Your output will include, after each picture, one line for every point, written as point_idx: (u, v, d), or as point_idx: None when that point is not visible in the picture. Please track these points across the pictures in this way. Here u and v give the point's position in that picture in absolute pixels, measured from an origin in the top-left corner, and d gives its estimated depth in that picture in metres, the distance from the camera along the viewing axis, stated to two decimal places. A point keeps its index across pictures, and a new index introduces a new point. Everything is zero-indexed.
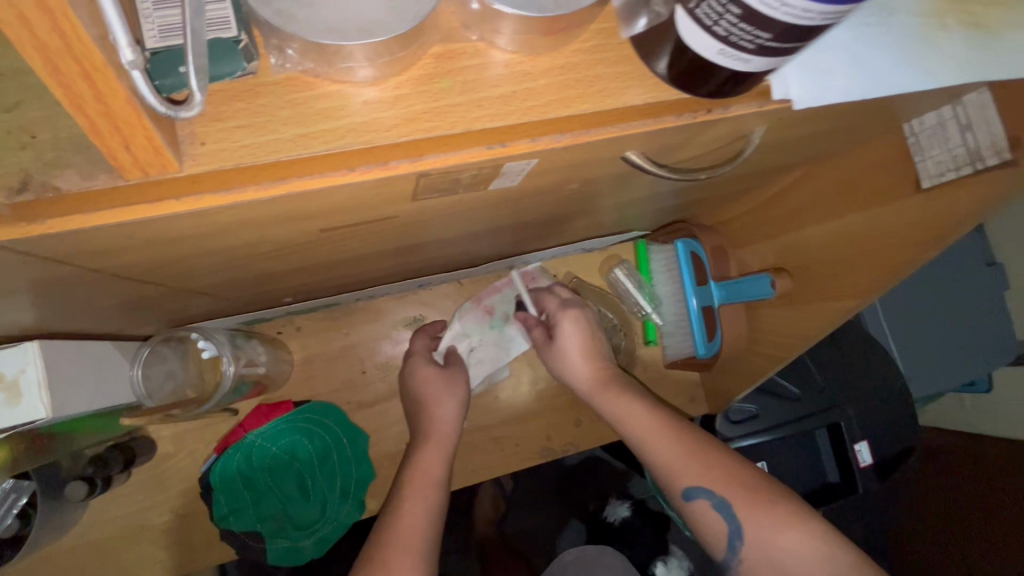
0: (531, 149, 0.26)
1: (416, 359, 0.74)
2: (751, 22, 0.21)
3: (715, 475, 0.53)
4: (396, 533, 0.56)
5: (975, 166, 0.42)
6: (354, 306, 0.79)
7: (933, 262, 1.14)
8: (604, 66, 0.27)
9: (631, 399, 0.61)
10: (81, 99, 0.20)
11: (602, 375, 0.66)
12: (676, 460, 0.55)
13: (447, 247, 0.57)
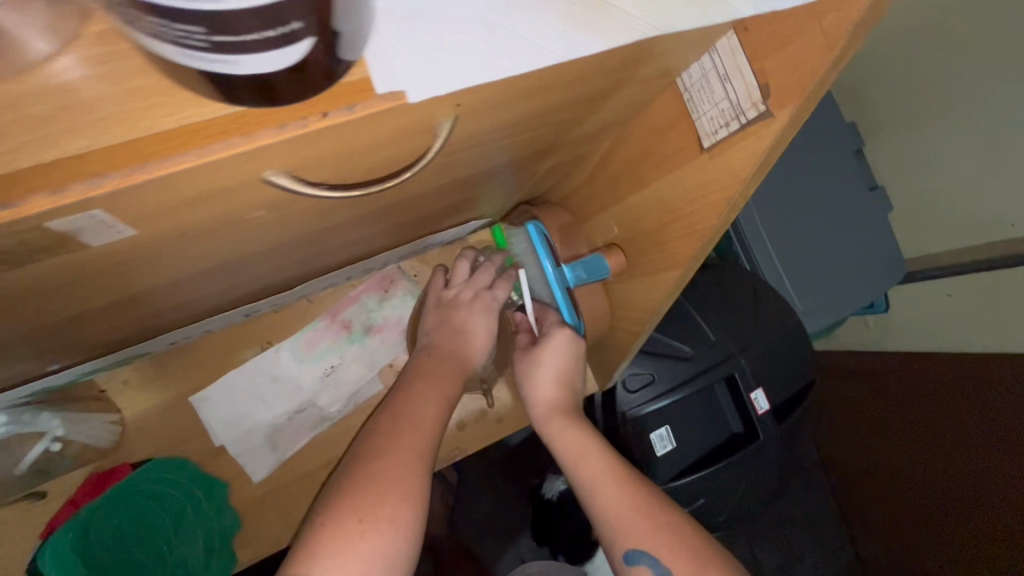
0: (59, 203, 0.20)
1: (482, 296, 0.67)
2: (162, 15, 0.15)
3: (661, 541, 0.49)
4: (399, 439, 0.50)
5: (739, 121, 0.38)
6: (184, 346, 0.70)
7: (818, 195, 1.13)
8: (143, 88, 0.21)
9: (593, 440, 0.59)
10: None
11: (564, 408, 0.63)
12: (620, 513, 0.52)
13: (226, 279, 0.50)
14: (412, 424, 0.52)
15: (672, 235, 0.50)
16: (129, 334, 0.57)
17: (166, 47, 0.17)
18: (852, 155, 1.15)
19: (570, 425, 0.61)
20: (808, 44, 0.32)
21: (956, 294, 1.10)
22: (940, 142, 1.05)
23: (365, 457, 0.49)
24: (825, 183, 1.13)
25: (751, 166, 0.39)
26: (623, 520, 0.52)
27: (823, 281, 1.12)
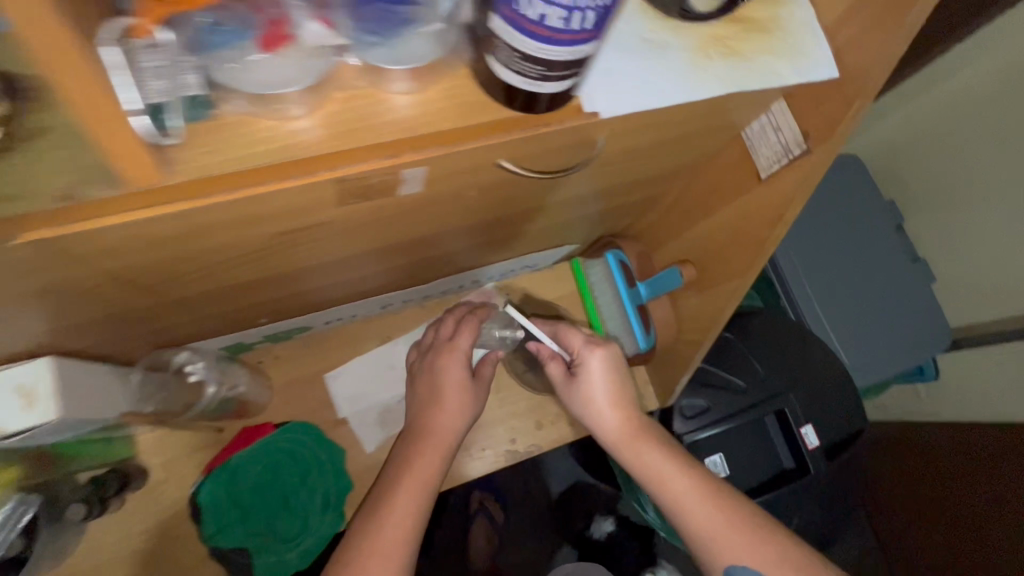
0: (417, 158, 0.38)
1: (450, 355, 0.73)
2: (529, 60, 0.32)
3: (758, 557, 0.56)
4: (374, 546, 0.58)
5: (788, 156, 0.54)
6: (325, 333, 0.87)
7: (865, 259, 1.24)
8: (462, 98, 0.38)
9: (667, 462, 0.62)
10: (97, 117, 0.27)
11: (629, 432, 0.66)
12: (718, 530, 0.58)
13: (395, 265, 0.66)
14: (388, 528, 0.60)
15: (733, 251, 0.65)
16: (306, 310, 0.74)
17: (513, 75, 0.34)
18: (890, 228, 1.27)
19: (642, 448, 0.64)
20: (836, 105, 0.48)
21: (1006, 362, 1.15)
22: (975, 216, 1.16)
23: (353, 553, 0.58)
24: (868, 251, 1.25)
25: (799, 191, 0.54)
26: (718, 535, 0.58)
27: (870, 340, 1.21)
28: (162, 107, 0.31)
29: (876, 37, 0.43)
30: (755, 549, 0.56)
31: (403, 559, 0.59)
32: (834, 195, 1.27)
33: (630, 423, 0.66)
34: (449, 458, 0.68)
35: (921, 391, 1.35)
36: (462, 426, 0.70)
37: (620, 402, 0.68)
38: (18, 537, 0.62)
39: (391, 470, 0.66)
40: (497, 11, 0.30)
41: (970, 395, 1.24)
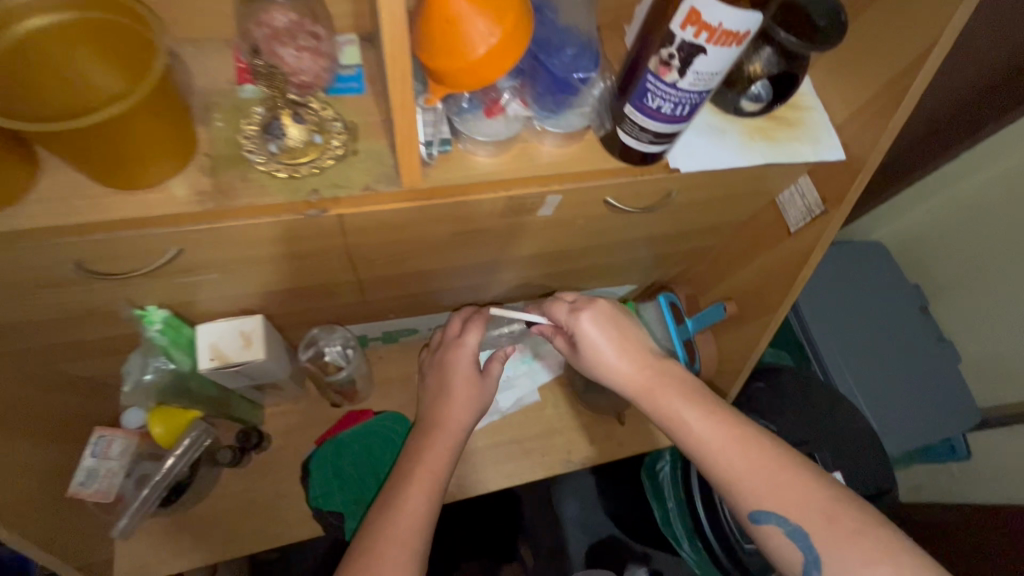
0: (560, 187, 0.56)
1: (457, 353, 0.76)
2: (644, 130, 0.51)
3: (788, 497, 0.47)
4: (393, 532, 0.61)
5: (811, 214, 0.71)
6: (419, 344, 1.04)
7: (892, 327, 1.30)
8: (593, 152, 0.58)
9: (694, 417, 0.52)
10: (406, 139, 0.48)
11: (645, 388, 0.54)
12: (754, 476, 0.48)
13: (498, 284, 0.84)
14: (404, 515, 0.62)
15: (769, 291, 0.82)
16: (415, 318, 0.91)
17: (632, 140, 0.53)
18: (916, 310, 1.30)
19: (672, 399, 0.53)
20: (843, 175, 0.65)
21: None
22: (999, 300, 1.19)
23: (371, 536, 0.61)
24: (893, 319, 1.30)
25: (821, 241, 0.71)
26: (742, 475, 0.49)
27: (901, 407, 1.22)
28: (432, 143, 0.53)
29: (873, 133, 0.61)
30: (783, 485, 0.48)
31: (415, 548, 0.61)
32: (839, 268, 1.34)
33: (646, 371, 0.55)
34: (459, 447, 0.71)
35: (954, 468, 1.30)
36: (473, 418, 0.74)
37: (633, 354, 0.56)
38: (186, 465, 0.81)
39: (407, 460, 0.69)
40: (631, 102, 0.50)
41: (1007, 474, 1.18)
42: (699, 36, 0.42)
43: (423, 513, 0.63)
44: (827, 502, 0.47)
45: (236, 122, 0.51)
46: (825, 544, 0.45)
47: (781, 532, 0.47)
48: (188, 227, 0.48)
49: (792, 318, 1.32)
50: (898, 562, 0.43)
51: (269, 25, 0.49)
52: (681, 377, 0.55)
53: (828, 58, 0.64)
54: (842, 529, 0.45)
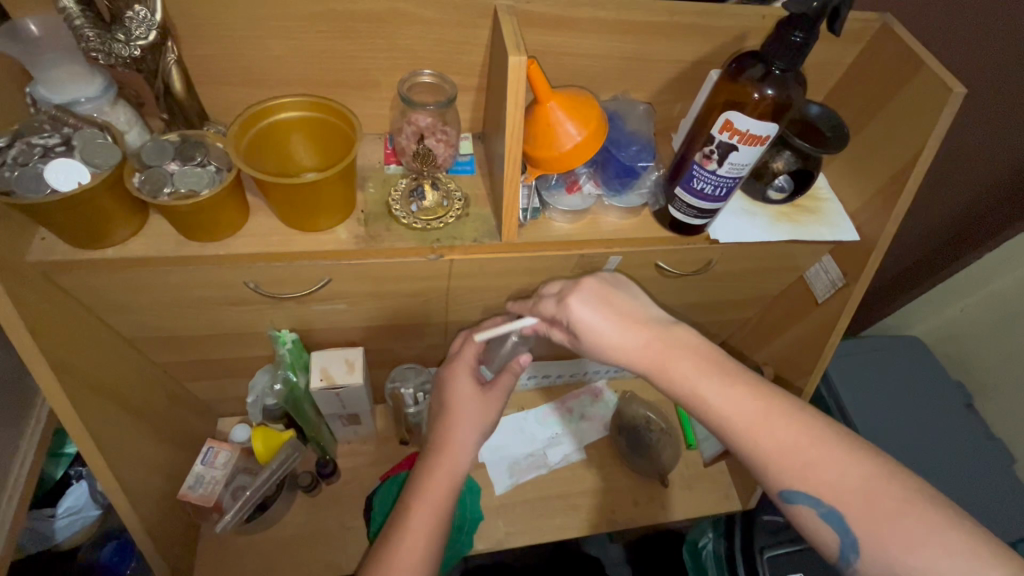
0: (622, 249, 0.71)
1: (458, 366, 0.75)
2: (691, 206, 0.66)
3: (820, 480, 0.51)
4: (405, 546, 0.62)
5: (835, 286, 0.82)
6: None
7: (934, 402, 1.24)
8: (647, 222, 0.73)
9: (704, 391, 0.56)
10: (511, 205, 0.64)
11: (648, 363, 0.60)
12: (777, 454, 0.53)
13: None
14: (410, 536, 0.63)
15: (803, 356, 0.90)
16: None
17: (682, 214, 0.68)
18: (961, 407, 1.23)
19: (683, 371, 0.58)
20: (860, 252, 0.77)
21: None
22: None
23: (380, 558, 0.62)
24: (932, 397, 1.25)
25: (845, 309, 0.81)
26: (771, 457, 0.53)
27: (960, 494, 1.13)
28: (526, 210, 0.69)
29: (881, 218, 0.74)
30: (814, 469, 0.52)
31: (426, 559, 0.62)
32: (868, 344, 1.31)
33: (651, 346, 0.60)
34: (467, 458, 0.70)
35: None
36: (478, 441, 0.72)
37: (633, 324, 0.62)
38: (274, 484, 0.90)
39: (419, 471, 0.69)
40: (681, 184, 0.66)
41: None
42: (732, 138, 0.57)
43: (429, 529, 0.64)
44: (871, 492, 0.50)
45: (385, 190, 0.69)
46: (861, 525, 0.49)
47: (814, 513, 0.52)
48: (345, 261, 0.65)
49: (830, 402, 1.26)
50: (944, 545, 0.46)
51: (414, 124, 0.66)
52: (696, 361, 0.58)
53: (837, 162, 0.80)
54: (879, 511, 0.49)
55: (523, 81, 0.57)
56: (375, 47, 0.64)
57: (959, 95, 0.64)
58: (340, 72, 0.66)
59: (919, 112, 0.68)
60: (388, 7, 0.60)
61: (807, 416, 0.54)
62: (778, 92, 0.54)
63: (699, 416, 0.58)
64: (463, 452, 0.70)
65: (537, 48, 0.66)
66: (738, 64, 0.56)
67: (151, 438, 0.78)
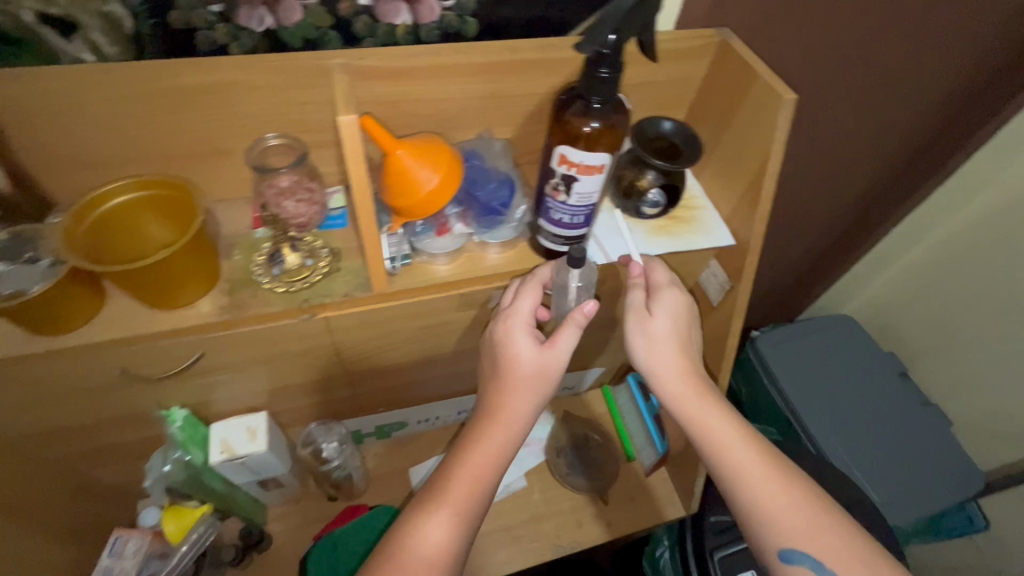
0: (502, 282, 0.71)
1: (514, 325, 0.67)
2: (554, 235, 0.68)
3: (823, 547, 0.58)
4: (432, 532, 0.61)
5: (725, 288, 0.84)
6: (408, 438, 1.09)
7: (868, 377, 1.27)
8: (525, 254, 0.74)
9: (730, 425, 0.65)
10: (374, 257, 0.64)
11: (694, 384, 0.67)
12: (791, 510, 0.60)
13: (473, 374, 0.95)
14: (438, 522, 0.62)
15: (710, 358, 0.91)
16: (403, 408, 1.01)
17: (550, 243, 0.69)
18: (894, 377, 1.26)
19: (714, 406, 0.66)
20: (738, 255, 0.79)
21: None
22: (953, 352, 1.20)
23: (399, 549, 0.60)
24: (867, 374, 1.27)
25: (737, 311, 0.82)
26: (782, 514, 0.60)
27: (901, 471, 1.15)
28: (395, 258, 0.69)
29: (750, 221, 0.76)
30: (820, 536, 0.59)
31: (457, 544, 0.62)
32: (802, 329, 1.35)
33: (698, 377, 0.68)
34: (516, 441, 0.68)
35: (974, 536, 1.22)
36: (531, 419, 0.68)
37: (687, 350, 0.69)
38: (189, 561, 0.84)
39: (463, 453, 0.66)
40: (542, 217, 0.67)
41: None
42: (571, 170, 0.58)
43: (464, 513, 0.63)
44: (868, 565, 0.57)
45: (250, 256, 0.68)
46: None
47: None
48: (209, 335, 0.63)
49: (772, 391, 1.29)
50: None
51: (275, 185, 0.66)
52: (726, 406, 0.67)
53: (707, 171, 0.83)
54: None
55: (359, 139, 0.58)
56: (219, 117, 0.64)
57: (791, 101, 0.67)
58: (190, 145, 0.66)
59: (762, 118, 0.71)
60: (223, 78, 0.60)
61: (814, 492, 0.62)
62: (603, 122, 0.57)
63: (718, 455, 0.64)
64: (514, 436, 0.68)
65: (387, 99, 0.67)
66: (562, 101, 0.58)
67: (52, 540, 0.74)
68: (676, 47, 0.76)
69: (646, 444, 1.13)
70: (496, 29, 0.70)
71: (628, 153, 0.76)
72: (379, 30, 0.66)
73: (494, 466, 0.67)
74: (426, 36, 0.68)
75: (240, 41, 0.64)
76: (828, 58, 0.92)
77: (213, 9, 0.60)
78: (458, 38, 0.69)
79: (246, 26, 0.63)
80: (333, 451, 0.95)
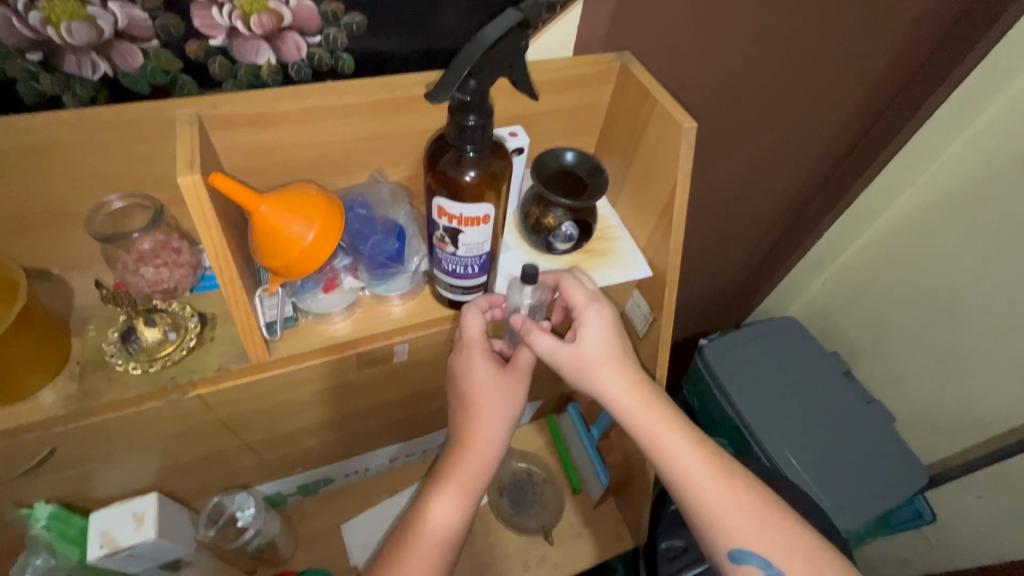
0: (401, 337, 0.65)
1: (471, 353, 0.62)
2: (451, 286, 0.62)
3: (771, 544, 0.55)
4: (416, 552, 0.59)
5: (648, 319, 0.79)
6: (337, 492, 1.00)
7: (812, 378, 1.23)
8: (428, 304, 0.68)
9: (676, 431, 0.59)
10: (246, 325, 0.58)
11: (632, 394, 0.60)
12: (738, 510, 0.56)
13: (397, 424, 0.88)
14: (420, 544, 0.59)
15: None
16: (326, 465, 0.93)
17: (448, 291, 0.64)
18: (838, 377, 1.23)
19: (653, 410, 0.60)
20: (657, 285, 0.75)
21: (986, 495, 1.09)
22: (891, 356, 1.19)
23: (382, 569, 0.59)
24: (812, 375, 1.24)
25: (662, 342, 0.77)
26: (732, 517, 0.56)
27: (851, 475, 1.11)
28: (275, 322, 0.62)
29: (664, 252, 0.72)
30: (771, 536, 0.55)
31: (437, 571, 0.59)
32: (746, 330, 1.30)
33: (639, 388, 0.61)
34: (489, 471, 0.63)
35: (927, 534, 1.21)
36: (502, 441, 0.63)
37: (625, 361, 0.62)
38: None
39: (437, 474, 0.63)
40: (435, 267, 0.61)
41: (973, 534, 1.12)
42: (452, 223, 0.53)
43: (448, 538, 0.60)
44: (816, 566, 0.54)
45: (106, 330, 0.61)
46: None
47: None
48: (56, 429, 0.55)
49: (720, 399, 1.23)
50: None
51: (136, 249, 0.59)
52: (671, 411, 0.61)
53: (622, 199, 0.79)
54: (820, 573, 0.54)
55: (207, 201, 0.51)
56: (55, 178, 0.57)
57: (691, 129, 0.64)
58: (26, 209, 0.58)
59: (665, 147, 0.68)
60: (50, 137, 0.53)
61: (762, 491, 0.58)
62: (480, 170, 0.52)
63: (660, 462, 0.60)
64: (487, 462, 0.63)
65: (254, 147, 0.61)
66: (436, 148, 0.53)
67: None
68: (576, 75, 0.72)
69: (590, 474, 1.09)
70: (376, 64, 0.64)
71: (532, 189, 0.72)
72: (239, 71, 0.59)
73: (470, 494, 0.62)
74: (296, 74, 0.61)
75: (74, 92, 0.56)
76: (740, 73, 0.90)
77: (32, 58, 0.52)
78: (334, 75, 0.63)
79: (77, 75, 0.55)
80: (248, 519, 0.86)
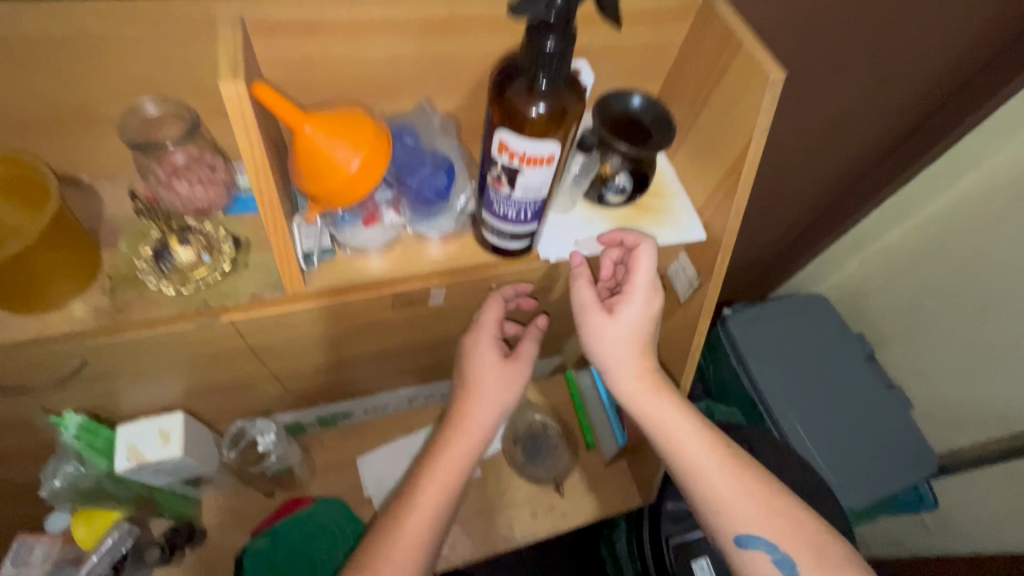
0: (441, 278, 0.62)
1: (480, 336, 0.65)
2: (499, 231, 0.58)
3: (777, 528, 0.55)
4: (410, 522, 0.57)
5: (692, 285, 0.75)
6: (353, 426, 1.01)
7: (840, 359, 1.20)
8: (469, 248, 0.64)
9: (680, 417, 0.59)
10: (284, 251, 0.55)
11: (648, 382, 0.60)
12: (742, 494, 0.56)
13: (419, 367, 0.86)
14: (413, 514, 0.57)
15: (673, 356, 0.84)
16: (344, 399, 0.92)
17: (494, 236, 0.59)
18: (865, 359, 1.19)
19: (663, 400, 0.60)
20: (710, 250, 0.71)
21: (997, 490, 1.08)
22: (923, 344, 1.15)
23: (377, 533, 0.57)
24: (840, 356, 1.20)
25: (704, 310, 0.74)
26: (737, 504, 0.56)
27: (865, 460, 1.10)
28: (311, 253, 0.59)
29: (723, 215, 0.67)
30: (778, 523, 0.55)
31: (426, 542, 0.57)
32: (778, 304, 1.25)
33: (652, 379, 0.60)
34: (481, 449, 0.62)
35: (927, 520, 1.21)
36: (498, 422, 0.63)
37: (648, 350, 0.61)
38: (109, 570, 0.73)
39: (431, 448, 0.61)
40: (484, 208, 0.57)
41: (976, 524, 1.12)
42: (513, 161, 0.49)
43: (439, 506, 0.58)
44: (820, 549, 0.55)
45: (137, 245, 0.58)
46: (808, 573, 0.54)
47: (767, 558, 0.55)
48: (86, 343, 0.53)
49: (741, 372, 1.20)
50: None
51: (170, 163, 0.56)
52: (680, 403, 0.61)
53: (682, 154, 0.73)
54: (824, 558, 0.54)
55: (249, 110, 0.46)
56: (86, 76, 0.52)
57: (779, 81, 0.57)
58: (56, 107, 0.54)
59: (743, 100, 0.62)
60: (82, 27, 0.48)
61: (766, 480, 0.58)
62: (551, 103, 0.47)
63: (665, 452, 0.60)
64: (482, 439, 0.62)
65: (300, 58, 0.55)
66: (503, 76, 0.48)
67: None
68: (654, 7, 0.65)
69: (606, 432, 1.09)
70: None
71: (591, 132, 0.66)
72: None
73: (462, 469, 0.61)
74: None
75: None
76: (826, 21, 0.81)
77: None
78: None
79: None
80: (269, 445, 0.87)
